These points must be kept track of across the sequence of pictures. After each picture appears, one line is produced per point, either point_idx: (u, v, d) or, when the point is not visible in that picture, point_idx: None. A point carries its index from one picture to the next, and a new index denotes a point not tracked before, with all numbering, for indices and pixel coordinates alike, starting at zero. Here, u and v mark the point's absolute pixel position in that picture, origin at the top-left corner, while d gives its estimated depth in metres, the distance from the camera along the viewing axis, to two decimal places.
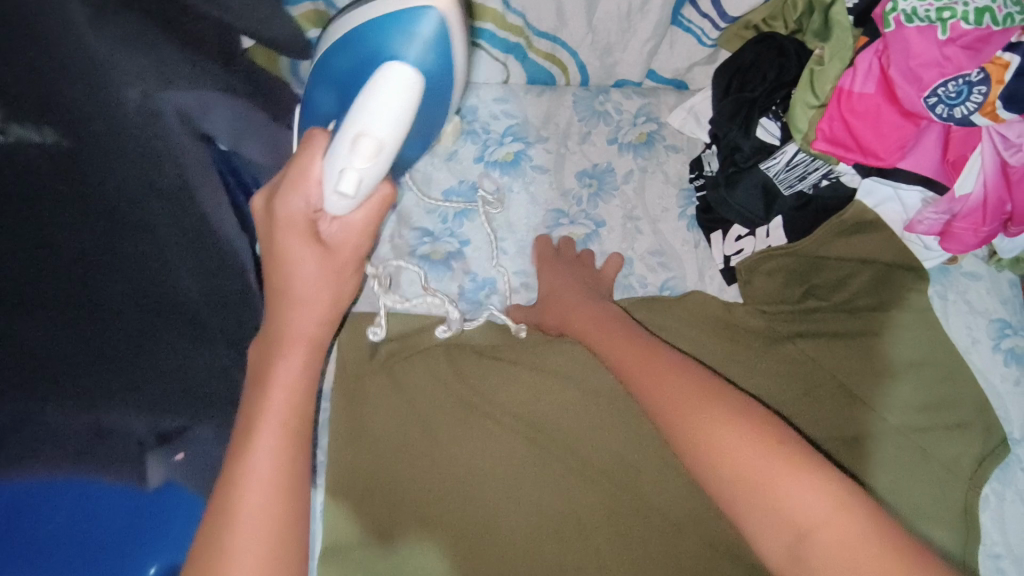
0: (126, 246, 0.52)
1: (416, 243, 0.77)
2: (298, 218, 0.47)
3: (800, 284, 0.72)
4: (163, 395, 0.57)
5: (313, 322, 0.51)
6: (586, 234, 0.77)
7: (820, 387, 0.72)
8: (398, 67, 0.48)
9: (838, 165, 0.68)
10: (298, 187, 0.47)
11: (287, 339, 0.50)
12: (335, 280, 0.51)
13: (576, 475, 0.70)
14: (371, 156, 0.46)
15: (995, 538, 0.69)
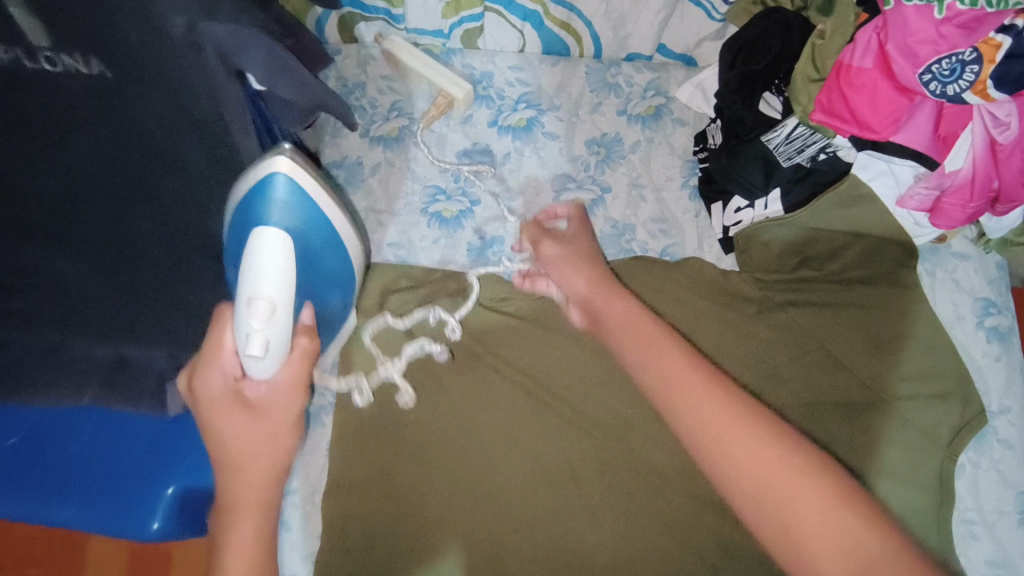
0: (159, 182, 0.60)
1: (428, 200, 0.80)
2: (217, 394, 0.55)
3: (794, 255, 0.76)
4: (181, 330, 0.64)
5: (258, 445, 0.56)
6: (592, 199, 0.81)
7: (807, 354, 0.75)
8: (268, 233, 0.53)
9: (835, 138, 0.70)
10: (216, 362, 0.54)
11: (217, 448, 0.56)
12: (270, 438, 0.57)
13: (570, 426, 0.74)
14: (268, 318, 0.52)
15: (969, 503, 0.72)
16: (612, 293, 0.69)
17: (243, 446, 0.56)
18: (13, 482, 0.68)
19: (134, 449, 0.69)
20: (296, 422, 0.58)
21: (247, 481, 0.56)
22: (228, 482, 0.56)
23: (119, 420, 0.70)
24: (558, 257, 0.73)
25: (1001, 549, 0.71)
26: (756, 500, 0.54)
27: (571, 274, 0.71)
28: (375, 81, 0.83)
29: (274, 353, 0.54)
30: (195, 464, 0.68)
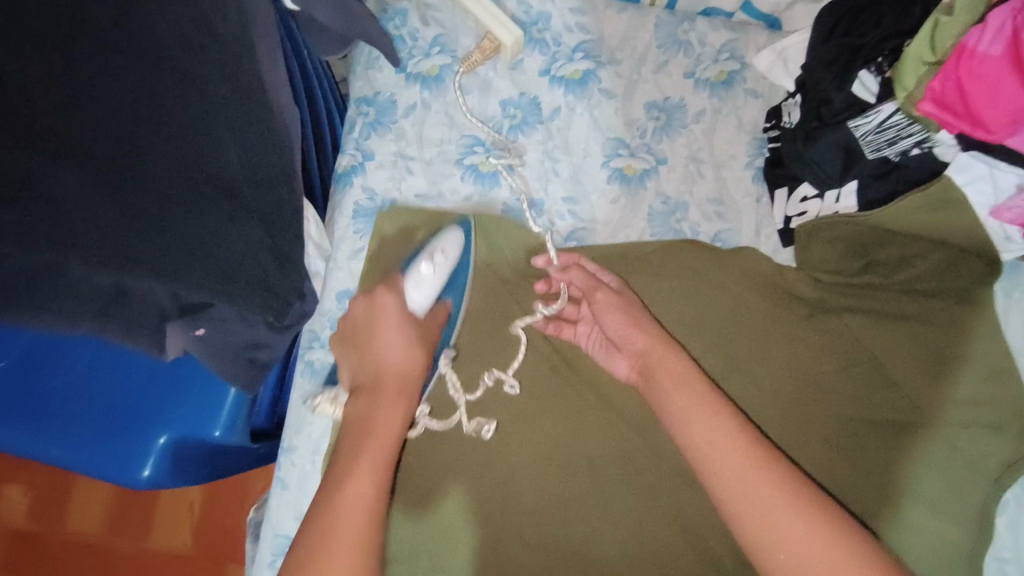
0: (170, 102, 0.47)
1: (464, 151, 0.73)
2: (377, 333, 0.62)
3: (860, 257, 0.69)
4: (182, 270, 0.48)
5: (406, 374, 0.62)
6: (645, 169, 0.73)
7: (858, 366, 0.69)
8: (453, 230, 0.67)
9: (937, 133, 0.62)
10: (377, 325, 0.62)
11: (384, 374, 0.62)
12: (404, 389, 0.61)
13: (595, 415, 0.69)
14: (433, 263, 0.64)
15: (1005, 542, 0.68)
16: (654, 338, 0.64)
17: (397, 370, 0.62)
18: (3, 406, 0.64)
19: (128, 390, 0.65)
20: (418, 376, 0.62)
21: (392, 401, 0.60)
22: (380, 405, 0.60)
23: (111, 358, 0.65)
24: (612, 307, 0.66)
25: None
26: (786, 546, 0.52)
27: (620, 317, 0.65)
28: (418, 9, 0.74)
29: (427, 292, 0.64)
30: (191, 415, 0.64)
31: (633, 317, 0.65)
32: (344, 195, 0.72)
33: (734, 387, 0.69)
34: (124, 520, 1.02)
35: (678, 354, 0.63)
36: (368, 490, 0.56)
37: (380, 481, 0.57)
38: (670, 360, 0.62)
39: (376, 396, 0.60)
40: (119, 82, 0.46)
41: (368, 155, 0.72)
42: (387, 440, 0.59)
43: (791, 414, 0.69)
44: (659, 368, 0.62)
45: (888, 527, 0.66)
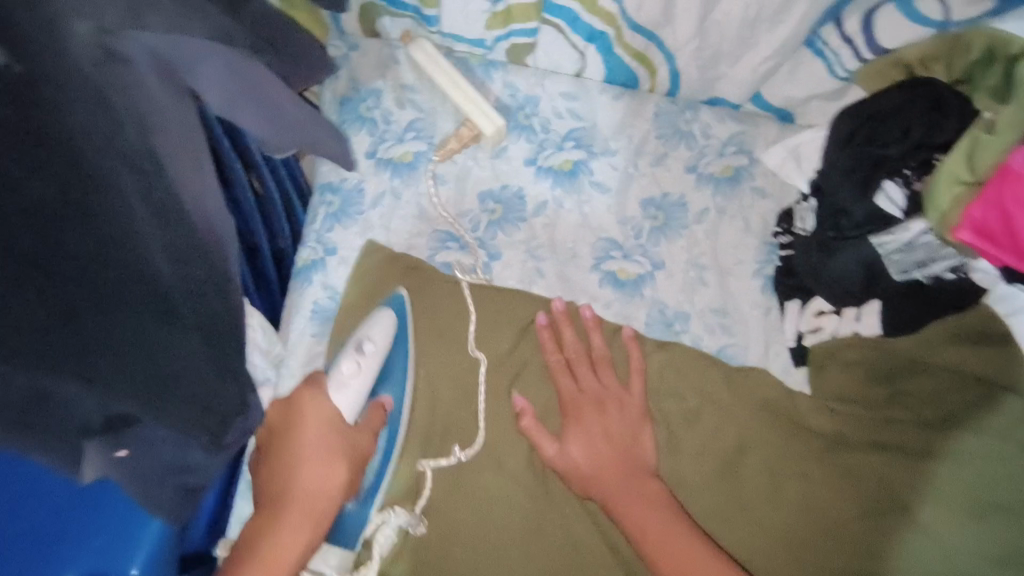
0: (87, 208, 0.36)
1: (437, 247, 0.66)
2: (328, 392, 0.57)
3: (883, 384, 0.60)
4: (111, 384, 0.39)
5: (350, 435, 0.56)
6: (639, 274, 0.65)
7: (885, 516, 0.57)
8: (382, 312, 0.60)
9: (976, 259, 0.55)
10: (323, 376, 0.58)
11: (325, 436, 0.56)
12: (346, 447, 0.56)
13: (569, 570, 0.56)
14: (358, 361, 0.58)
15: None
16: (623, 470, 0.57)
17: (309, 495, 0.53)
18: None
19: (38, 516, 0.56)
20: (338, 495, 0.54)
21: (329, 459, 0.55)
22: (317, 467, 0.54)
23: (22, 476, 0.57)
24: (587, 432, 0.58)
25: None
26: None
27: (597, 439, 0.58)
28: (393, 90, 0.69)
29: (350, 394, 0.57)
30: (106, 549, 0.55)
31: (607, 455, 0.57)
32: (301, 293, 0.64)
33: (739, 532, 0.59)
34: None
35: (650, 483, 0.56)
36: (304, 550, 0.51)
37: (314, 541, 0.52)
38: (645, 509, 0.54)
39: (313, 453, 0.54)
40: (35, 184, 0.35)
41: (330, 248, 0.65)
42: (325, 503, 0.53)
43: (807, 573, 0.56)
44: (630, 505, 0.54)
45: None
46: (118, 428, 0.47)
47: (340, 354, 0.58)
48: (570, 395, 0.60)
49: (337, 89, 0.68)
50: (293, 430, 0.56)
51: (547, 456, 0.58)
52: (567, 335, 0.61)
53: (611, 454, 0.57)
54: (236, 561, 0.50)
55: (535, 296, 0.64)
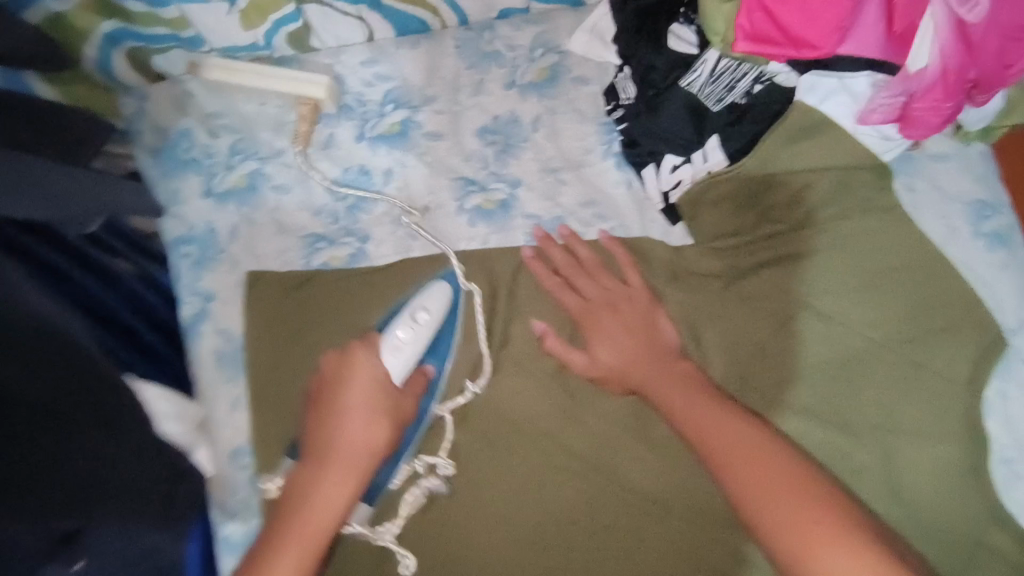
0: None
1: (308, 251, 0.65)
2: (342, 399, 0.57)
3: (751, 208, 0.64)
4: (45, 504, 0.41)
5: (361, 455, 0.56)
6: (503, 199, 0.67)
7: (795, 320, 0.64)
8: (437, 283, 0.62)
9: (768, 64, 0.59)
10: (343, 383, 0.58)
11: (333, 450, 0.55)
12: (356, 470, 0.55)
13: (545, 489, 0.62)
14: (412, 327, 0.59)
15: (1006, 440, 0.62)
16: (648, 355, 0.61)
17: (354, 446, 0.56)
18: None
19: None
20: (378, 452, 0.56)
21: (336, 481, 0.55)
22: (319, 487, 0.54)
23: None
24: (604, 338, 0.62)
25: None
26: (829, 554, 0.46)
27: (620, 339, 0.62)
28: (201, 122, 0.67)
29: (405, 357, 0.59)
30: None
31: (627, 351, 0.62)
32: (197, 348, 0.64)
33: None
34: None
35: (678, 364, 0.60)
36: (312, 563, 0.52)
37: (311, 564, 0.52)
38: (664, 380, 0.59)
39: (324, 472, 0.55)
40: None
41: (208, 295, 0.65)
42: (326, 522, 0.53)
43: (748, 396, 0.63)
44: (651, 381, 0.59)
45: (883, 474, 0.62)
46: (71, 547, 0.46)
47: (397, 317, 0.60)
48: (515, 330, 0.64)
49: (145, 144, 0.67)
50: (343, 371, 0.59)
51: (580, 367, 0.62)
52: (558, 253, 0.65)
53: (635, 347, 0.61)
54: (279, 510, 0.54)
55: (420, 258, 0.65)
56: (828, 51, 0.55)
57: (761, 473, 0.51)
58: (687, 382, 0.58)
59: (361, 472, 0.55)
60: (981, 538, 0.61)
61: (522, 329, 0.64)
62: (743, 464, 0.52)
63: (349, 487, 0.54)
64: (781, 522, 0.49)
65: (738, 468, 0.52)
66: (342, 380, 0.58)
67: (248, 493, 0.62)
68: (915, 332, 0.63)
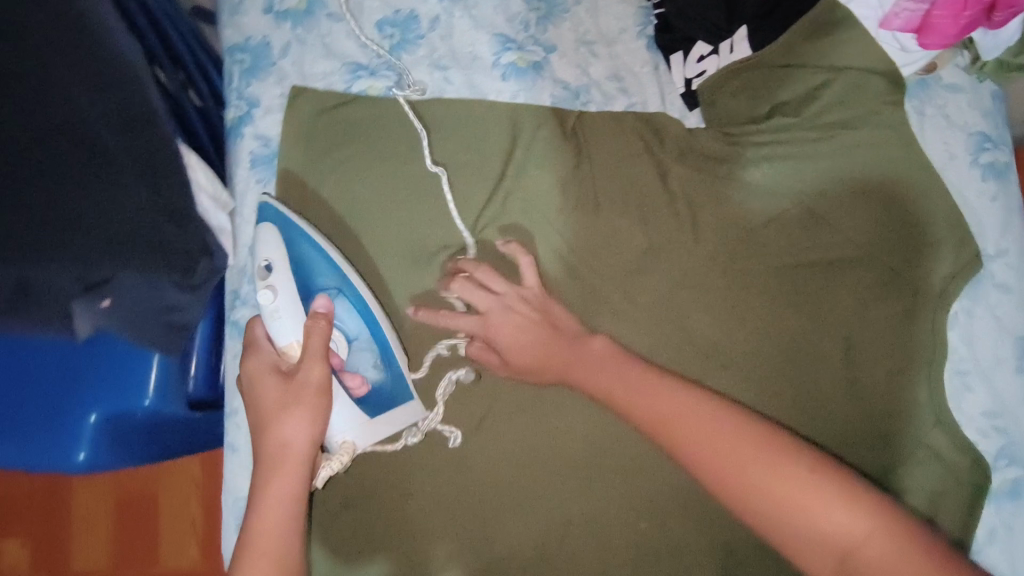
0: (67, 104, 0.57)
1: (350, 78, 0.71)
2: (262, 401, 0.58)
3: (765, 102, 0.68)
4: (99, 231, 0.58)
5: (298, 450, 0.56)
6: (538, 61, 0.71)
7: (786, 215, 0.68)
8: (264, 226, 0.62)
9: None
10: (257, 391, 0.58)
11: (266, 462, 0.56)
12: (296, 459, 0.56)
13: (508, 362, 0.64)
14: (270, 286, 0.59)
15: (962, 353, 0.67)
16: (541, 338, 0.62)
17: (287, 450, 0.56)
18: None
19: (44, 379, 0.64)
20: (316, 440, 0.57)
21: (282, 482, 0.56)
22: (268, 491, 0.55)
23: (21, 350, 0.64)
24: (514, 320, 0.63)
25: (996, 397, 0.67)
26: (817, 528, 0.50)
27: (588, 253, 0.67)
28: None
29: (286, 315, 0.59)
30: (118, 389, 0.63)
31: (513, 324, 0.63)
32: (237, 147, 0.70)
33: (667, 263, 0.69)
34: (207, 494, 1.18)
35: (590, 343, 0.62)
36: (285, 543, 0.55)
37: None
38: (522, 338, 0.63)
39: (266, 485, 0.56)
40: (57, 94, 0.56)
41: (253, 102, 0.70)
42: (284, 529, 0.55)
43: (730, 278, 0.68)
44: (653, 402, 0.58)
45: (842, 366, 0.67)
46: (98, 287, 0.59)
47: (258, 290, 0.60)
48: (527, 185, 0.70)
49: None
50: (250, 370, 0.59)
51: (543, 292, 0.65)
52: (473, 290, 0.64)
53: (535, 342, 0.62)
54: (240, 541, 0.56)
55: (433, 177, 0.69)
56: None
57: (743, 457, 0.53)
58: (615, 360, 0.61)
59: (303, 468, 0.57)
60: (921, 437, 0.66)
61: (533, 185, 0.70)
62: (763, 459, 0.53)
63: (298, 482, 0.56)
64: (798, 506, 0.51)
65: (740, 471, 0.53)
66: (249, 382, 0.59)
67: None
68: (894, 245, 0.67)
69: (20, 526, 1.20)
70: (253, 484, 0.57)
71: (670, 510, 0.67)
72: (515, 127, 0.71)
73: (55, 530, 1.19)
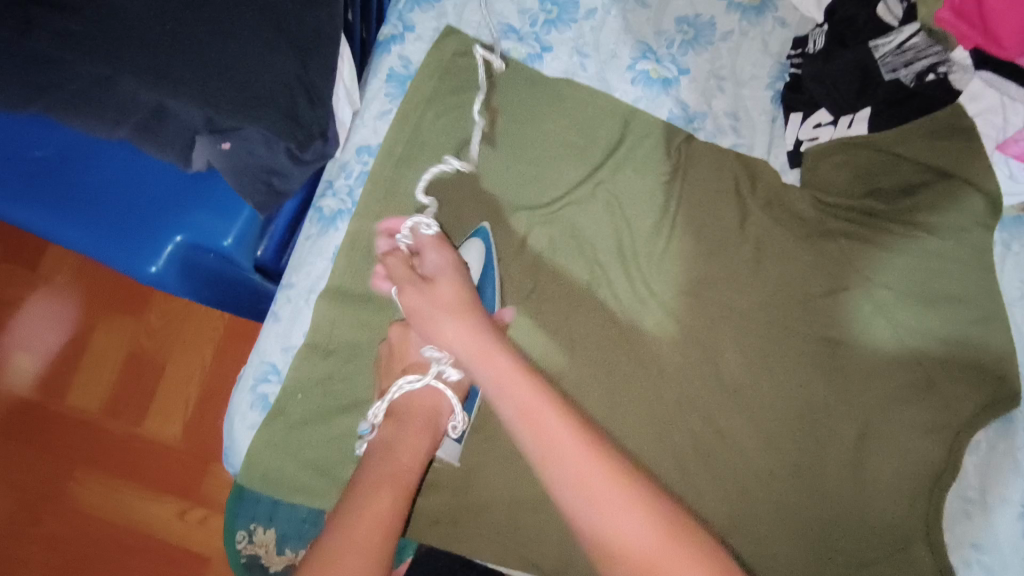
0: None
1: (499, 35, 0.78)
2: (413, 358, 0.66)
3: (863, 183, 0.72)
4: (245, 81, 0.64)
5: (435, 410, 0.64)
6: (668, 77, 0.77)
7: (847, 292, 0.70)
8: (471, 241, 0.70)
9: (953, 53, 0.71)
10: (410, 346, 0.67)
11: (413, 408, 0.63)
12: (431, 424, 0.63)
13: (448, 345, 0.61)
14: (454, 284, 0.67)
15: (971, 481, 0.68)
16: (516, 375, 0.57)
17: (428, 406, 0.64)
18: (43, 192, 0.68)
19: (143, 193, 0.69)
20: (449, 410, 0.65)
21: (416, 435, 0.61)
22: (375, 494, 0.54)
23: (135, 162, 0.70)
24: (469, 325, 0.61)
25: (992, 535, 0.66)
26: (638, 557, 0.48)
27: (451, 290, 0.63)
28: None
29: None
30: (205, 222, 0.68)
31: (472, 326, 0.61)
32: (380, 60, 0.77)
33: (719, 297, 0.71)
34: (212, 389, 1.23)
35: (497, 358, 0.58)
36: (413, 478, 0.58)
37: (401, 502, 0.55)
38: (525, 392, 0.56)
39: (374, 480, 0.56)
40: None
41: (409, 27, 0.78)
42: (409, 472, 0.58)
43: (774, 330, 0.70)
44: (543, 428, 0.55)
45: (851, 450, 0.68)
46: (222, 129, 0.65)
47: None
48: (617, 183, 0.74)
49: None
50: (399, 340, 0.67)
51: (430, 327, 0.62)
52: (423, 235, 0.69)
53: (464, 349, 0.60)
54: (369, 460, 0.59)
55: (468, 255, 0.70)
56: (1007, 56, 0.69)
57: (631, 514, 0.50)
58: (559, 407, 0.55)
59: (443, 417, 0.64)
60: (906, 546, 0.66)
61: (622, 184, 0.74)
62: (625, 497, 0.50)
63: (444, 407, 0.64)
64: (647, 564, 0.48)
65: (621, 513, 0.50)
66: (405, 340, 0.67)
67: (355, 183, 0.75)
68: (941, 356, 0.69)
69: (42, 345, 1.28)
70: (380, 440, 0.61)
71: None
72: (627, 128, 0.75)
73: (70, 360, 1.26)
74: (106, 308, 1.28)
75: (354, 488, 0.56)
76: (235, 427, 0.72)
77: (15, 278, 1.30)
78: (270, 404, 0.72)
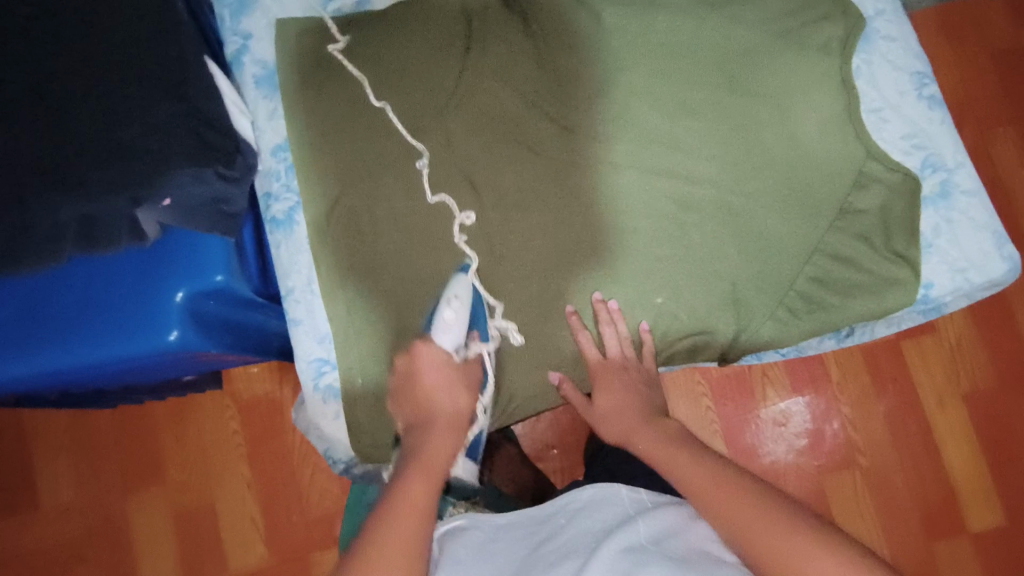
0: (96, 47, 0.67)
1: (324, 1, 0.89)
2: (426, 382, 0.74)
3: None
4: (149, 145, 0.67)
5: (455, 413, 0.73)
6: None
7: (705, 23, 0.82)
8: (461, 273, 0.77)
9: None
10: (421, 372, 0.74)
11: (435, 414, 0.72)
12: (454, 425, 0.73)
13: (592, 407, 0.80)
14: (454, 307, 0.75)
15: (873, 95, 0.82)
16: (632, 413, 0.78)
17: (450, 414, 0.73)
18: (40, 341, 0.71)
19: (122, 284, 0.73)
20: (464, 415, 0.74)
21: (443, 433, 0.71)
22: (412, 480, 0.64)
23: (95, 266, 0.73)
24: (626, 391, 0.79)
25: (907, 122, 0.82)
26: (697, 479, 0.65)
27: (617, 394, 0.78)
28: None
29: (453, 335, 0.75)
30: (191, 270, 0.74)
31: (454, 424, 0.73)
32: (242, 75, 0.84)
33: (620, 84, 0.81)
34: (267, 486, 1.20)
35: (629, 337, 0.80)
36: (445, 468, 0.68)
37: (434, 496, 0.64)
38: (619, 396, 0.79)
39: (411, 475, 0.65)
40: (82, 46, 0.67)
41: (247, 37, 0.86)
42: (441, 466, 0.67)
43: (676, 82, 0.81)
44: (639, 432, 0.75)
45: (782, 128, 0.80)
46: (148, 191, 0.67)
47: (441, 302, 0.75)
48: (488, 52, 0.82)
49: None
50: (411, 368, 0.75)
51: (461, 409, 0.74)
52: (607, 323, 0.78)
53: (627, 403, 0.78)
54: (407, 448, 0.70)
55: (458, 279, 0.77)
56: None
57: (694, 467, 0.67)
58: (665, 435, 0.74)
59: (460, 419, 0.74)
60: (862, 170, 0.80)
61: (492, 51, 0.82)
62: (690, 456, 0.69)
63: (461, 404, 0.74)
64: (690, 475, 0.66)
65: (693, 468, 0.67)
66: (414, 372, 0.74)
67: (287, 181, 0.82)
68: (795, 23, 0.83)
69: (87, 565, 1.18)
70: (414, 437, 0.71)
71: (679, 282, 0.79)
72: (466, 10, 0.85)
73: (124, 557, 1.19)
74: (122, 490, 1.20)
75: (402, 466, 0.67)
76: (322, 424, 0.80)
77: (14, 529, 1.19)
78: (338, 388, 0.80)
